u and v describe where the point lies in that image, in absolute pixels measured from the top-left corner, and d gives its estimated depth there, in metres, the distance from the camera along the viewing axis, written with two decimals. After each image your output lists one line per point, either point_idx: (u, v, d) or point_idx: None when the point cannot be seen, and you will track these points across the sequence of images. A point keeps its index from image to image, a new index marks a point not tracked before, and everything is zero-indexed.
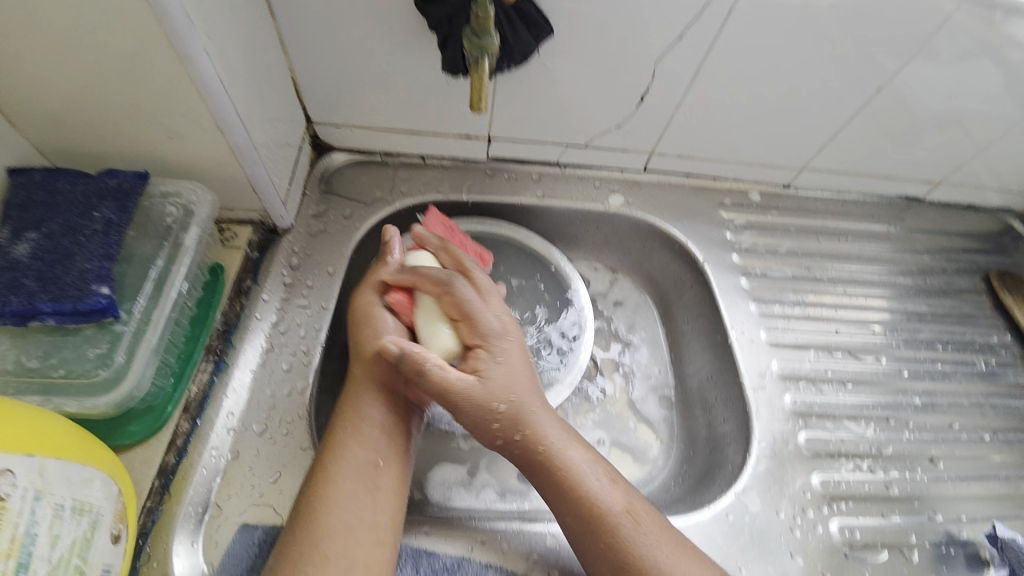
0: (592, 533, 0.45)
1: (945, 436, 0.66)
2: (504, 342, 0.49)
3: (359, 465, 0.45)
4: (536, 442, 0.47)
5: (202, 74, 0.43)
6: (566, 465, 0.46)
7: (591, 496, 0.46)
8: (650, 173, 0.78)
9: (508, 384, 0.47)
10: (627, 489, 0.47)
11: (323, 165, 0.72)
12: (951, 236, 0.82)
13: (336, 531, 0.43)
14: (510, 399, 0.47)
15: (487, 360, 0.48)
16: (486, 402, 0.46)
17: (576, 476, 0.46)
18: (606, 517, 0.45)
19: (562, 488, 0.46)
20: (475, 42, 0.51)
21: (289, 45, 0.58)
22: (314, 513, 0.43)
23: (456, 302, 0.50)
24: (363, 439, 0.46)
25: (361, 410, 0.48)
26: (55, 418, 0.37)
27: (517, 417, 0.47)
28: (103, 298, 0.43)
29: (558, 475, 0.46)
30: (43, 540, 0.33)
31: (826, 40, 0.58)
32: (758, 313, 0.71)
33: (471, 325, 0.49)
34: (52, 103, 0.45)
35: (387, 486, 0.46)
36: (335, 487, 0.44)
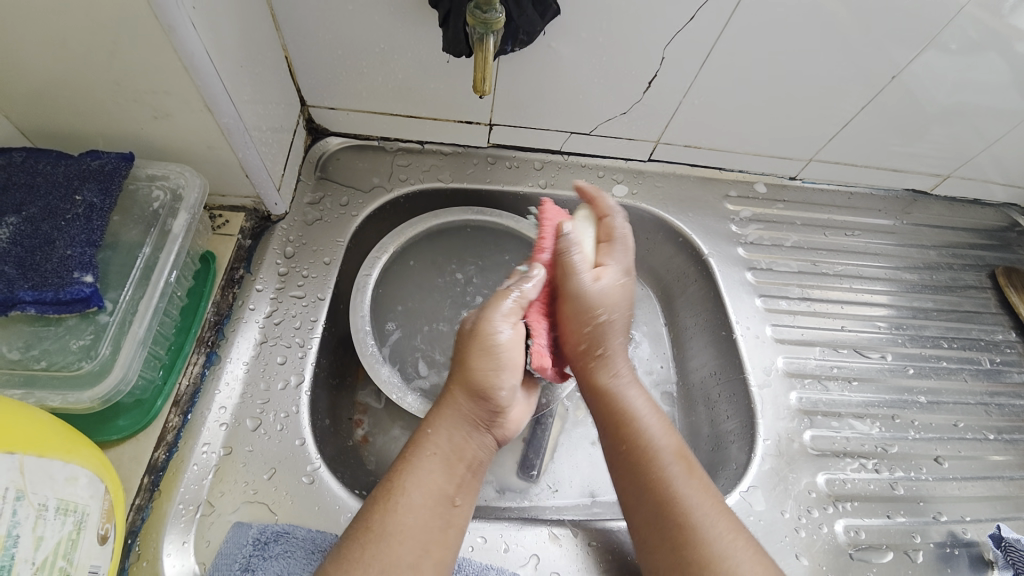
0: (639, 468, 0.45)
1: (949, 436, 0.66)
2: (624, 281, 0.51)
3: (439, 497, 0.42)
4: (603, 368, 0.49)
5: (186, 47, 0.41)
6: (626, 398, 0.48)
7: (647, 431, 0.46)
8: (654, 162, 0.76)
9: (617, 304, 0.49)
10: (682, 439, 0.47)
11: (319, 150, 0.69)
12: (957, 231, 0.80)
13: (404, 564, 0.39)
14: (612, 313, 0.49)
15: (611, 275, 0.50)
16: (595, 306, 0.49)
17: (634, 411, 0.47)
18: (658, 453, 0.45)
19: (620, 420, 0.47)
20: (479, 16, 0.47)
21: (282, 23, 0.55)
22: (387, 537, 0.39)
23: (604, 227, 0.53)
24: (445, 465, 0.43)
25: (447, 436, 0.44)
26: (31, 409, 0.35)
27: (602, 332, 0.49)
28: (85, 287, 0.41)
29: (613, 402, 0.48)
30: (26, 542, 0.31)
31: (839, 30, 0.56)
32: (763, 308, 0.70)
33: (608, 248, 0.51)
34: (31, 81, 0.42)
35: (459, 523, 0.42)
36: (410, 515, 0.40)
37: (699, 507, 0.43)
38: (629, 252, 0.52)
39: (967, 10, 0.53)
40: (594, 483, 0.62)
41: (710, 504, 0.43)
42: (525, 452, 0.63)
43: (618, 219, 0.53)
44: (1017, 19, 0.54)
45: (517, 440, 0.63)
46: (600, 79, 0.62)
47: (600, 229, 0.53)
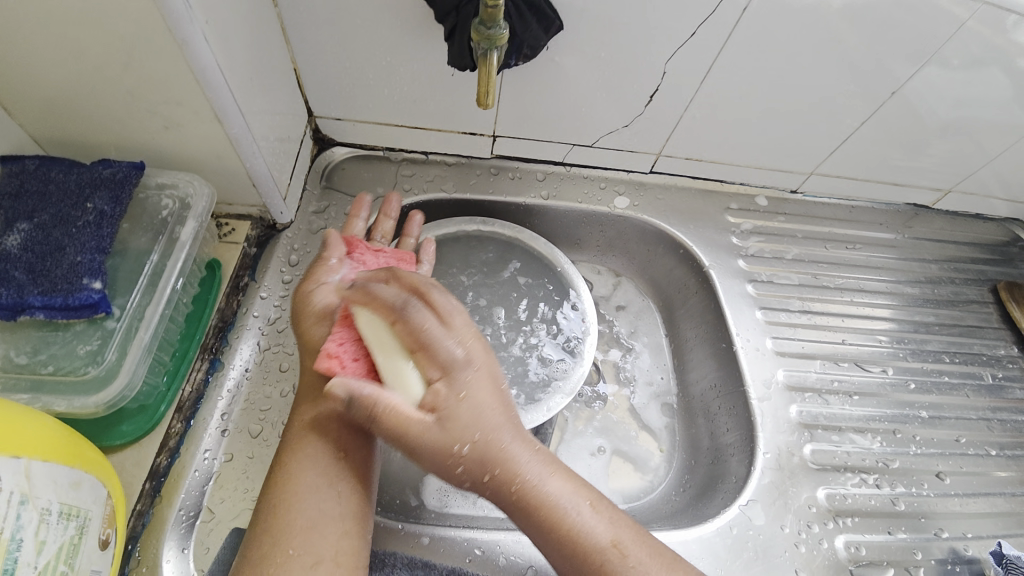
0: (577, 570, 0.41)
1: (951, 451, 0.66)
2: (467, 374, 0.42)
3: (324, 460, 0.43)
4: (507, 481, 0.41)
5: (199, 61, 0.42)
6: (544, 498, 0.41)
7: (578, 531, 0.41)
8: (656, 175, 0.76)
9: (474, 419, 0.40)
10: (614, 518, 0.42)
11: (325, 160, 0.70)
12: (958, 246, 0.81)
13: (299, 525, 0.40)
14: (472, 439, 0.40)
15: (449, 395, 0.40)
16: (447, 443, 0.39)
17: (557, 511, 0.41)
18: (593, 555, 0.40)
19: (544, 528, 0.41)
20: (484, 32, 0.48)
21: (291, 35, 0.56)
22: (273, 511, 0.40)
23: (411, 330, 0.43)
24: (323, 429, 0.44)
25: (319, 414, 0.44)
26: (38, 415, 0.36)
27: (482, 457, 0.40)
28: (94, 293, 0.41)
29: (535, 513, 0.41)
30: (29, 546, 0.31)
31: (839, 46, 0.57)
32: (763, 320, 0.70)
33: (429, 356, 0.42)
34: (46, 90, 0.43)
35: (352, 475, 0.43)
36: (296, 485, 0.41)
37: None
38: (450, 334, 0.43)
39: (969, 25, 0.54)
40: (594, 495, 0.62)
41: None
42: None
43: (415, 314, 0.44)
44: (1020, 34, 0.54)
45: None
46: (602, 92, 0.63)
47: (404, 337, 0.43)
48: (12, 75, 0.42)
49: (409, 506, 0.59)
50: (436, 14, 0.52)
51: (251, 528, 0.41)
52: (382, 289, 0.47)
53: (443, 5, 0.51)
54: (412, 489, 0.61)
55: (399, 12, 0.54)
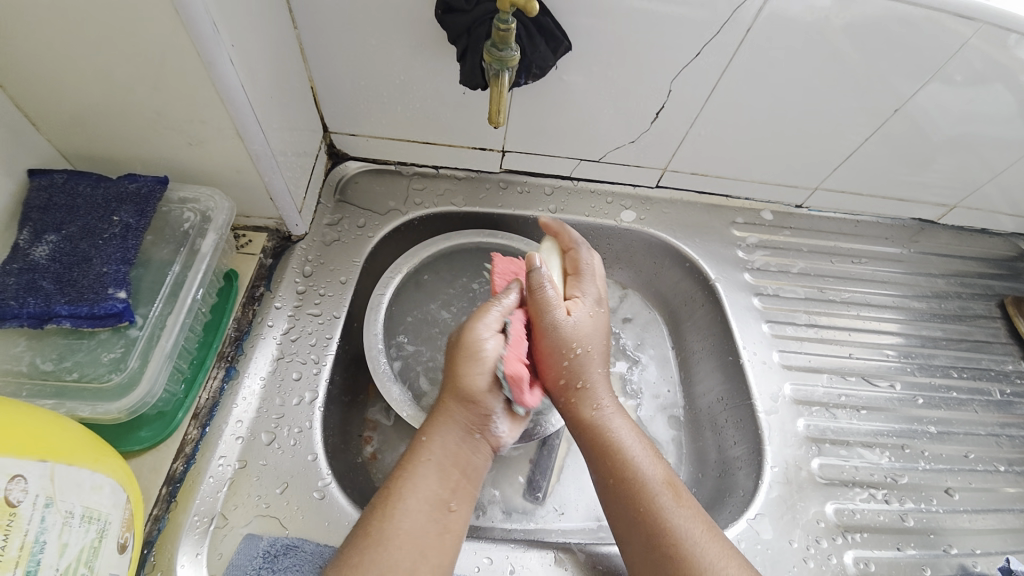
0: (630, 493, 0.46)
1: (960, 467, 0.65)
2: (597, 308, 0.52)
3: (434, 501, 0.43)
4: (591, 397, 0.49)
5: (225, 81, 0.43)
6: (614, 429, 0.48)
7: (638, 460, 0.47)
8: (662, 189, 0.78)
9: (590, 336, 0.49)
10: (670, 466, 0.48)
11: (338, 173, 0.72)
12: (965, 260, 0.81)
13: (401, 570, 0.40)
14: (586, 347, 0.49)
15: (582, 309, 0.50)
16: (570, 339, 0.48)
17: (622, 441, 0.48)
18: (648, 482, 0.46)
19: (608, 449, 0.48)
20: (495, 54, 0.50)
21: (309, 54, 0.58)
22: (384, 543, 0.40)
23: (576, 260, 0.54)
24: (440, 472, 0.44)
25: (441, 445, 0.46)
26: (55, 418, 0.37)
27: (582, 363, 0.49)
28: (118, 303, 0.43)
29: (603, 435, 0.48)
30: (52, 548, 0.32)
31: (842, 64, 0.58)
32: (770, 333, 0.71)
33: (576, 281, 0.53)
34: (78, 108, 0.45)
35: (454, 528, 0.43)
36: (405, 520, 0.42)
37: (693, 533, 0.43)
38: (597, 283, 0.54)
39: (973, 42, 0.55)
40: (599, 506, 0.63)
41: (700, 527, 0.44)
42: (532, 474, 0.64)
43: (582, 254, 0.54)
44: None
45: (525, 462, 0.65)
46: (609, 108, 0.65)
47: (567, 262, 0.54)
48: (46, 94, 0.44)
49: None
50: (449, 34, 0.54)
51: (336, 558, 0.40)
52: (570, 232, 0.56)
53: (455, 27, 0.52)
54: None
55: (414, 32, 0.56)
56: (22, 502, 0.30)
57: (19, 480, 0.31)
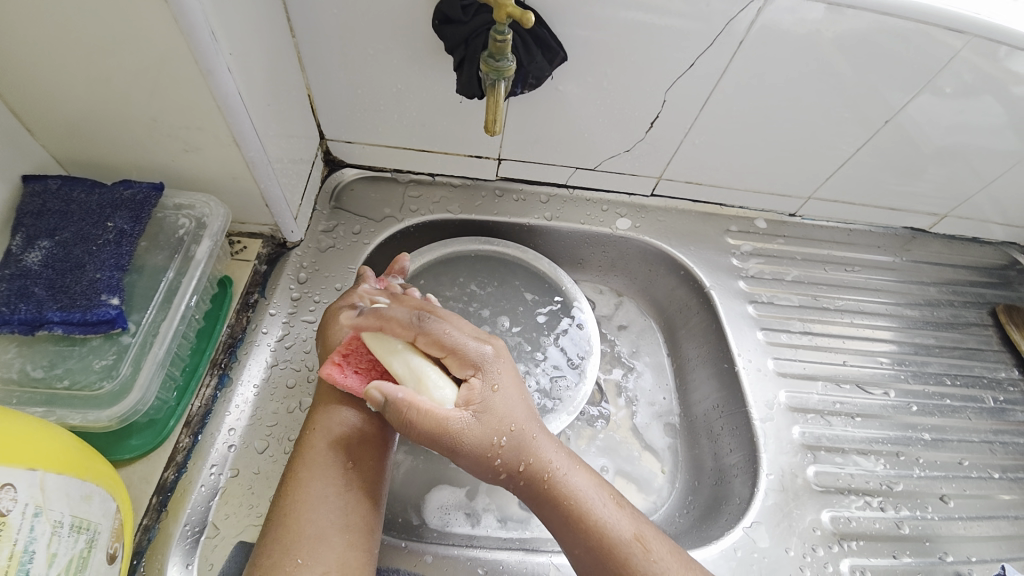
0: (604, 569, 0.45)
1: (954, 474, 0.65)
2: (495, 370, 0.46)
3: (332, 469, 0.45)
4: (536, 476, 0.47)
5: (222, 89, 0.44)
6: (574, 490, 0.46)
7: (604, 524, 0.45)
8: (657, 197, 0.78)
9: (505, 417, 0.45)
10: (637, 516, 0.47)
11: (334, 180, 0.72)
12: (956, 268, 0.82)
13: (308, 533, 0.42)
14: (509, 429, 0.45)
15: (483, 391, 0.45)
16: (484, 438, 0.44)
17: (585, 504, 0.46)
18: (617, 546, 0.45)
19: (574, 526, 0.45)
20: (492, 64, 0.51)
21: (307, 63, 0.59)
22: (285, 515, 0.43)
23: (433, 340, 0.46)
24: (332, 435, 0.47)
25: (328, 417, 0.48)
26: (16, 417, 0.34)
27: (516, 457, 0.46)
28: (111, 309, 0.42)
29: (566, 504, 0.46)
30: (41, 558, 0.31)
31: (832, 76, 0.59)
32: (765, 341, 0.71)
33: (456, 359, 0.46)
34: (73, 113, 0.46)
35: (360, 486, 0.46)
36: (304, 491, 0.44)
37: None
38: (468, 341, 0.47)
39: (964, 54, 0.56)
40: None
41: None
42: None
43: (433, 326, 0.46)
44: (1012, 63, 0.56)
45: None
46: (605, 117, 0.65)
47: (427, 346, 0.46)
48: (42, 99, 0.44)
49: (411, 524, 0.60)
50: (446, 44, 0.54)
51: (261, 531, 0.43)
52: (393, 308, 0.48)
53: (453, 37, 0.53)
54: (414, 508, 0.61)
55: (412, 40, 0.56)
56: (11, 511, 0.30)
57: (9, 490, 0.30)
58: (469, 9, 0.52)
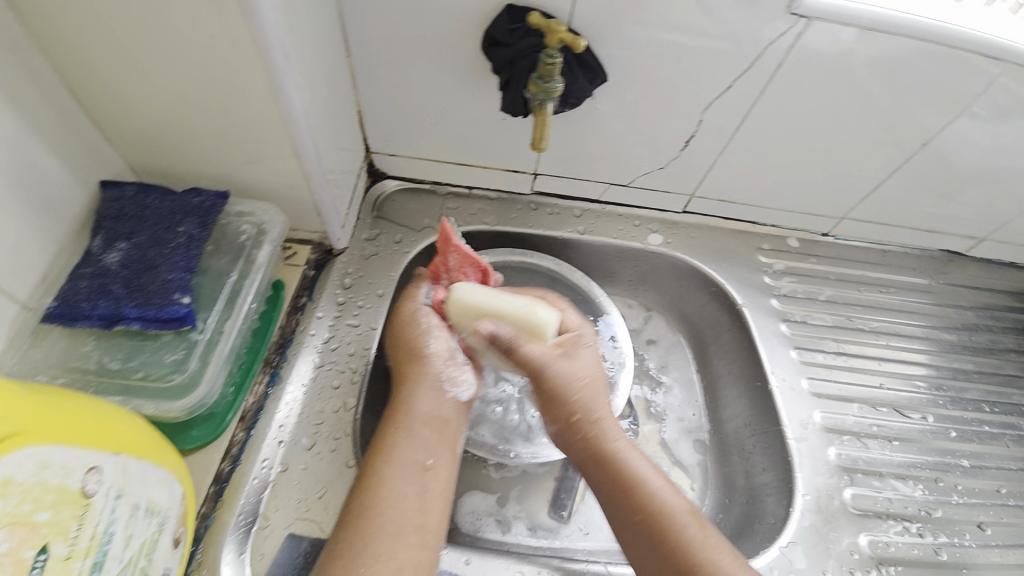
0: (658, 540, 0.45)
1: (994, 503, 0.64)
2: (586, 329, 0.56)
3: (410, 466, 0.45)
4: (594, 442, 0.50)
5: (290, 106, 0.47)
6: (633, 460, 0.49)
7: (657, 495, 0.47)
8: (688, 214, 0.79)
9: (589, 367, 0.53)
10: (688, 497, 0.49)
11: (377, 191, 0.75)
12: (994, 293, 0.81)
13: (386, 531, 0.42)
14: (590, 380, 0.52)
15: (573, 340, 0.54)
16: (569, 381, 0.51)
17: (641, 473, 0.48)
18: (673, 513, 0.46)
19: (624, 495, 0.48)
20: (540, 86, 0.54)
21: (360, 80, 0.63)
22: (364, 513, 0.42)
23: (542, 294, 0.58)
24: (413, 437, 0.47)
25: (411, 410, 0.48)
26: (94, 401, 0.36)
27: (579, 419, 0.51)
28: (182, 307, 0.45)
29: (625, 470, 0.48)
30: (118, 540, 0.33)
31: (870, 99, 0.60)
32: (799, 360, 0.71)
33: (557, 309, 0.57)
34: (151, 126, 0.49)
35: (435, 486, 0.46)
36: (384, 487, 0.44)
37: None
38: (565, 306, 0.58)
39: (1001, 80, 0.56)
40: None
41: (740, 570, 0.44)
42: (556, 491, 0.66)
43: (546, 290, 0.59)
44: None
45: (549, 479, 0.66)
46: (641, 136, 0.67)
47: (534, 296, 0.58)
48: (123, 112, 0.48)
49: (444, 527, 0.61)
50: (494, 65, 0.57)
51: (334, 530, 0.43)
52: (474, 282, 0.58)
53: (501, 58, 0.56)
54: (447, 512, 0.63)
55: (460, 60, 0.59)
56: (96, 493, 0.32)
57: (96, 471, 0.32)
58: (517, 32, 0.54)
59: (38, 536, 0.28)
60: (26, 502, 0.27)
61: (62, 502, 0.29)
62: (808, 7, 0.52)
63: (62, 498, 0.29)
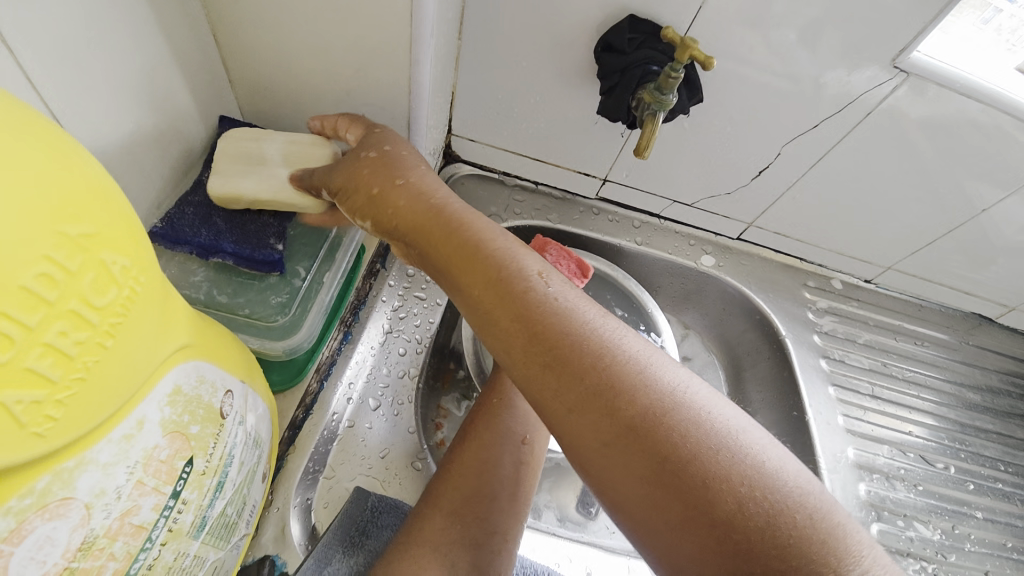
0: (590, 401, 0.33)
1: (1002, 555, 0.68)
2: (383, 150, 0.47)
3: (509, 437, 0.51)
4: (510, 287, 0.37)
5: (419, 79, 0.48)
6: (549, 307, 0.36)
7: (575, 339, 0.35)
8: (742, 242, 0.82)
9: (433, 194, 0.44)
10: (621, 342, 0.35)
11: (449, 172, 0.77)
12: (1018, 361, 0.83)
13: (485, 493, 0.47)
14: (460, 222, 0.42)
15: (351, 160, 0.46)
16: (437, 211, 0.43)
17: (559, 323, 0.36)
18: (594, 359, 0.34)
19: (555, 352, 0.35)
20: (656, 95, 0.55)
21: (462, 63, 0.64)
22: (466, 474, 0.48)
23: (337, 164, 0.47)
24: (514, 409, 0.52)
25: (513, 381, 0.54)
26: (223, 327, 0.37)
27: (484, 258, 0.39)
28: (275, 253, 0.46)
29: (540, 328, 0.35)
30: (235, 464, 0.34)
31: (945, 161, 0.62)
32: (835, 396, 0.74)
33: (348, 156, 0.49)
34: (278, 75, 0.50)
35: (530, 461, 0.51)
36: (485, 452, 0.49)
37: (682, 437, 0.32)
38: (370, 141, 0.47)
39: None
40: None
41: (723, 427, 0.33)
42: (586, 488, 0.67)
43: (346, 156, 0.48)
44: None
45: (581, 475, 0.68)
46: (717, 159, 0.69)
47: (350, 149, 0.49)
48: (256, 58, 0.49)
49: None
50: (601, 69, 0.59)
51: (429, 486, 0.48)
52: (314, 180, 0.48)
53: (611, 64, 0.58)
54: None
55: (564, 59, 0.61)
56: (228, 416, 0.33)
57: (230, 395, 0.33)
58: (634, 41, 0.56)
59: (188, 448, 0.29)
60: (185, 413, 0.28)
61: (208, 419, 0.30)
62: (911, 62, 0.54)
63: (209, 415, 0.30)
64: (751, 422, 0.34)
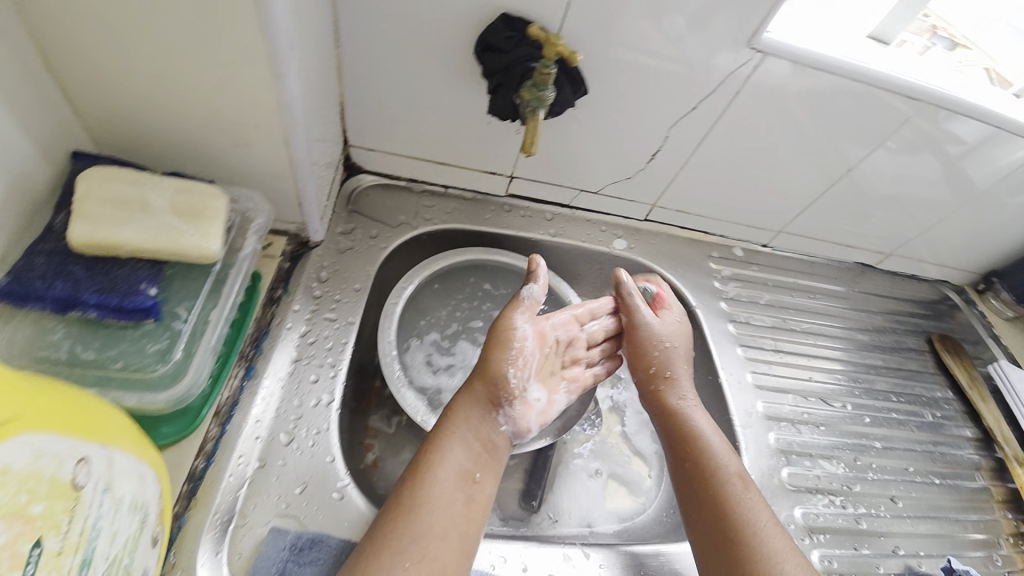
0: (700, 479, 0.56)
1: (902, 478, 0.76)
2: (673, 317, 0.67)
3: (461, 474, 0.50)
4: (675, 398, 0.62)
5: (288, 93, 0.46)
6: (693, 418, 0.60)
7: (709, 444, 0.58)
8: (649, 222, 0.85)
9: (676, 337, 0.66)
10: (742, 464, 0.57)
11: (351, 185, 0.75)
12: (899, 301, 0.93)
13: (433, 531, 0.46)
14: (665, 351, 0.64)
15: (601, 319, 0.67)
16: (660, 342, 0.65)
17: (697, 431, 0.59)
18: (718, 467, 0.56)
19: (691, 444, 0.58)
20: (534, 92, 0.57)
21: (345, 73, 0.62)
22: (414, 510, 0.47)
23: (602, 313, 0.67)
24: (464, 445, 0.52)
25: (467, 417, 0.54)
26: (78, 391, 0.34)
27: (663, 375, 0.64)
28: (149, 299, 0.43)
29: (685, 428, 0.60)
30: (105, 535, 0.31)
31: (809, 129, 0.68)
32: (744, 356, 0.79)
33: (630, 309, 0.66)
34: (127, 100, 0.46)
35: (480, 499, 0.50)
36: (434, 489, 0.48)
37: (754, 524, 0.52)
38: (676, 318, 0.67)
39: (915, 118, 0.67)
40: (590, 512, 0.68)
41: (767, 523, 0.52)
42: (527, 483, 0.68)
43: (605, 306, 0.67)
44: (948, 125, 0.67)
45: (520, 471, 0.68)
46: (612, 147, 0.72)
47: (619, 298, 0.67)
48: (98, 84, 0.45)
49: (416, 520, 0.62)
50: (485, 69, 0.60)
51: (369, 532, 0.47)
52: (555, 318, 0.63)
53: (493, 64, 0.58)
54: None
55: (449, 59, 0.61)
56: (86, 485, 0.30)
57: (86, 463, 0.30)
58: (514, 40, 0.57)
59: (34, 530, 0.26)
60: (23, 492, 0.26)
61: (55, 494, 0.28)
62: (765, 43, 0.59)
63: (56, 490, 0.28)
64: (788, 550, 0.51)
